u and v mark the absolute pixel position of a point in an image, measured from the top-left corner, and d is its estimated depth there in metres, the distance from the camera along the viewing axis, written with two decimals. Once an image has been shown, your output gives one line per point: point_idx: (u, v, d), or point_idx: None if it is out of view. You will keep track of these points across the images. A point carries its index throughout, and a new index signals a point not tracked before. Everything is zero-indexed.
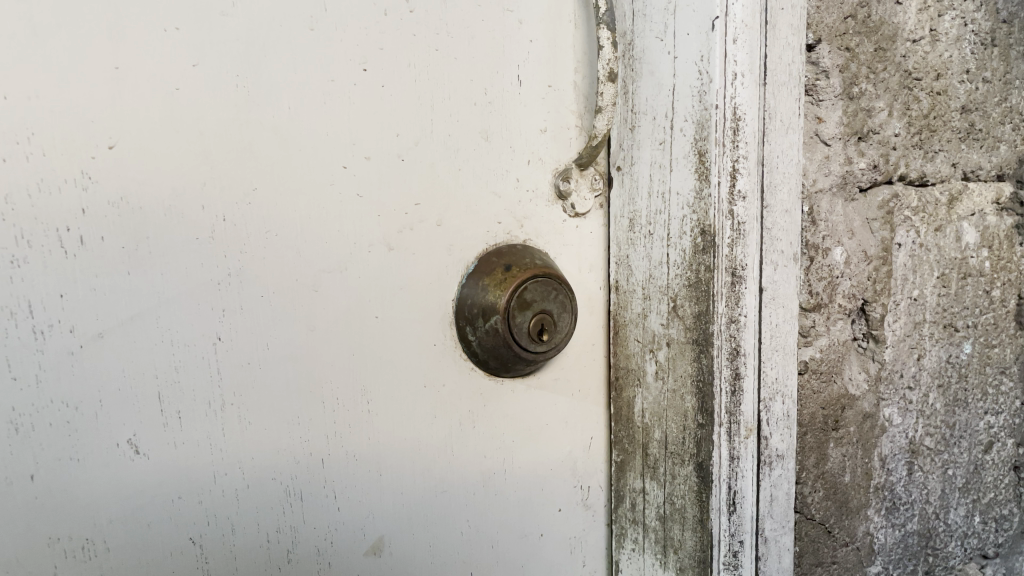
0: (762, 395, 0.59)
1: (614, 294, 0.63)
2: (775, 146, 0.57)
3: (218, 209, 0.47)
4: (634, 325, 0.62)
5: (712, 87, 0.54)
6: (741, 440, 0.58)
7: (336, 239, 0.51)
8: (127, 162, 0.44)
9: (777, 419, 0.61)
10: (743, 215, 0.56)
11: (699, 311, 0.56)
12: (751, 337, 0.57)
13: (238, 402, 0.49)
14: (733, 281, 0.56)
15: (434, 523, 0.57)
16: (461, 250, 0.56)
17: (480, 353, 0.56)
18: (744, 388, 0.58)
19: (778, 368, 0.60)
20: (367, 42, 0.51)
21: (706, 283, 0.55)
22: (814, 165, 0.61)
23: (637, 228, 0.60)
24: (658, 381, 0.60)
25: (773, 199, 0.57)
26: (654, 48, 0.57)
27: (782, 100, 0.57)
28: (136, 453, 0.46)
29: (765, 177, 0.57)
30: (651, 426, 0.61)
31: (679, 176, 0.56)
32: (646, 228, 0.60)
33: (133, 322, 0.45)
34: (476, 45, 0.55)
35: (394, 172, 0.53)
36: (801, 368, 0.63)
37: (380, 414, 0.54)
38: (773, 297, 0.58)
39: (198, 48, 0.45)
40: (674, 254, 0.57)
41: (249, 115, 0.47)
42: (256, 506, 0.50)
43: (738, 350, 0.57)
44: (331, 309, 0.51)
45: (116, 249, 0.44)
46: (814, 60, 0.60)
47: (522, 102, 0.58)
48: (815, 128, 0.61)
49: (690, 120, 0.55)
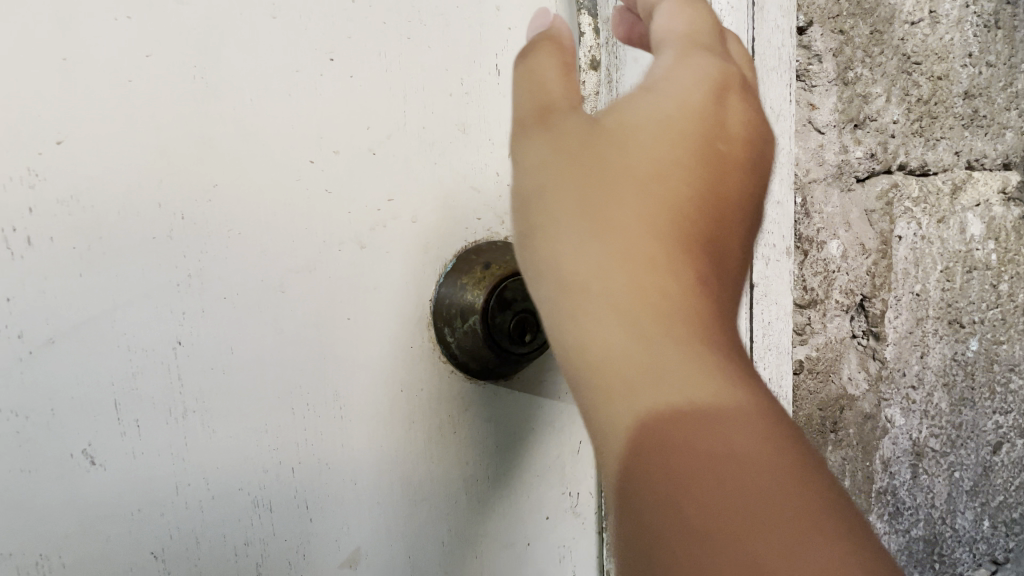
0: None
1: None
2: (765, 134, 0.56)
3: (176, 207, 0.45)
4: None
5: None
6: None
7: (303, 238, 0.49)
8: (77, 159, 0.42)
9: None
10: None
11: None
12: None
13: (202, 409, 0.46)
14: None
15: (412, 535, 0.55)
16: (438, 248, 0.54)
17: (459, 356, 0.54)
18: None
19: (772, 368, 0.59)
20: (334, 31, 0.48)
21: None
22: (807, 154, 0.61)
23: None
24: None
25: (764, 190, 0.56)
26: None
27: (771, 86, 0.56)
28: (93, 463, 0.44)
29: None
30: None
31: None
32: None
33: (87, 326, 0.43)
34: (452, 33, 0.53)
35: (365, 167, 0.50)
36: (797, 367, 0.63)
37: (355, 421, 0.52)
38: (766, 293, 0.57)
39: (152, 38, 0.43)
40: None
41: (208, 108, 0.45)
42: (223, 518, 0.48)
43: None
44: (301, 311, 0.49)
45: (67, 250, 0.42)
46: (806, 43, 0.60)
47: (501, 93, 0.56)
48: (809, 116, 0.61)
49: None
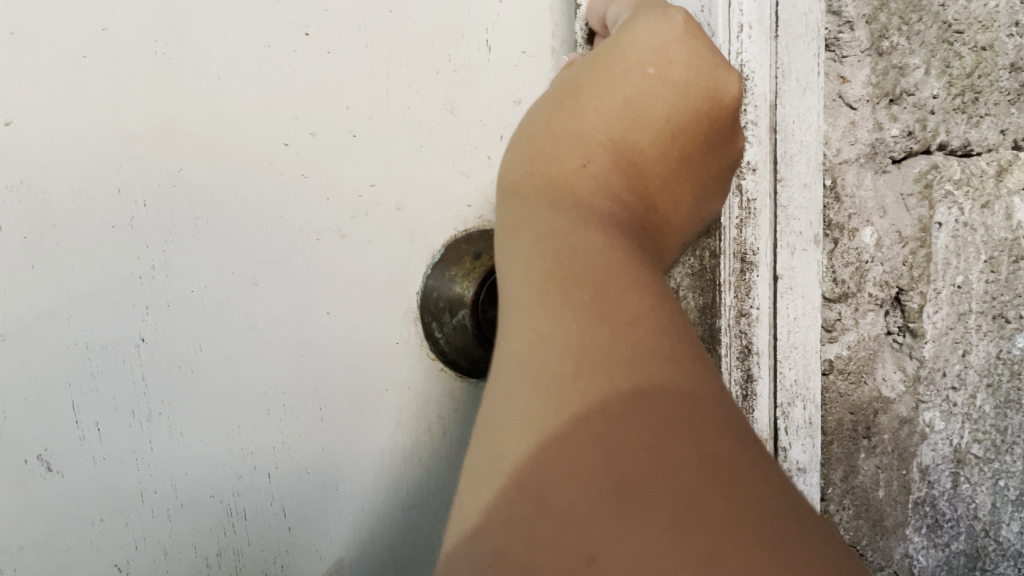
0: (779, 399, 0.58)
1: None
2: (791, 109, 0.54)
3: (138, 193, 0.41)
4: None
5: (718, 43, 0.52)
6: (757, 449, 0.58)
7: (278, 226, 0.45)
8: (29, 143, 0.39)
9: (797, 426, 0.59)
10: (753, 192, 0.54)
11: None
12: (768, 379, 0.57)
13: (169, 411, 0.43)
14: (745, 266, 0.54)
15: (401, 541, 0.51)
16: (425, 238, 0.49)
17: (449, 354, 0.50)
18: (757, 389, 0.57)
19: (797, 368, 0.58)
20: (308, 2, 0.44)
21: (713, 272, 0.54)
22: (836, 132, 0.57)
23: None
24: None
25: (789, 171, 0.55)
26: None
27: (797, 56, 0.54)
28: (49, 470, 0.41)
29: (778, 145, 0.54)
30: None
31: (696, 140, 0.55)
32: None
33: (41, 323, 0.40)
34: (438, 3, 0.46)
35: (344, 151, 0.46)
36: (824, 368, 0.60)
37: (336, 423, 0.48)
38: (790, 287, 0.56)
39: (109, 11, 0.40)
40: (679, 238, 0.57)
41: (172, 87, 0.42)
42: (193, 528, 0.45)
43: (750, 347, 0.56)
44: (272, 306, 0.45)
45: (18, 240, 0.39)
46: (836, 9, 0.55)
47: (492, 70, 0.49)
48: (838, 90, 0.57)
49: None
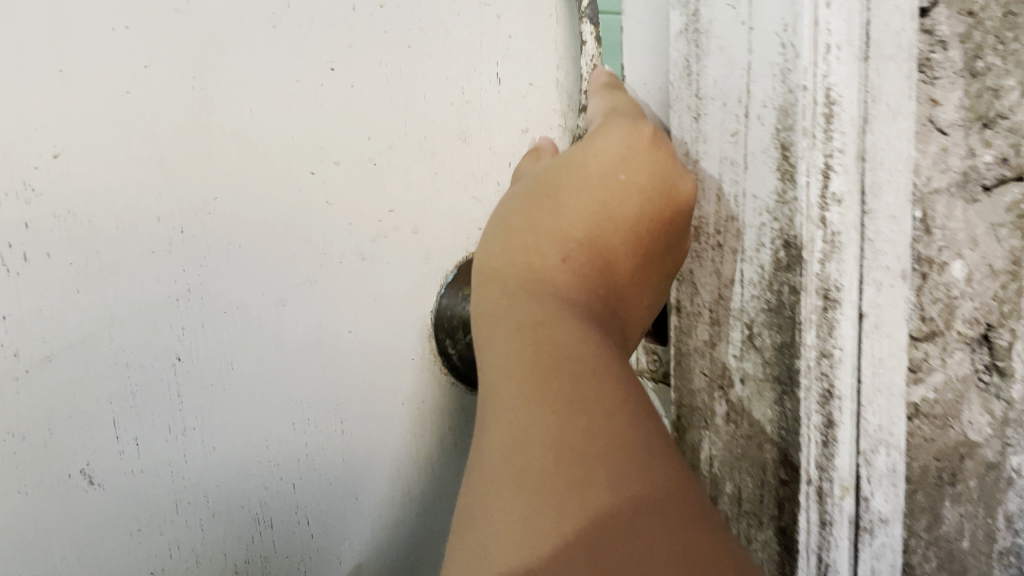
0: (862, 446, 0.50)
1: (677, 315, 0.56)
2: (881, 137, 0.45)
3: (174, 220, 0.43)
4: (694, 359, 0.56)
5: (798, 63, 0.42)
6: (836, 502, 0.50)
7: (306, 250, 0.47)
8: (73, 171, 0.41)
9: (881, 476, 0.51)
10: (838, 224, 0.45)
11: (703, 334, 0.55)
12: (851, 431, 0.48)
13: (202, 427, 0.45)
14: (827, 305, 0.46)
15: (412, 542, 0.55)
16: (437, 258, 0.53)
17: (461, 367, 0.55)
18: (839, 439, 0.49)
19: (883, 415, 0.50)
20: (335, 40, 0.46)
21: (790, 307, 0.47)
22: (928, 158, 0.49)
23: (705, 234, 0.52)
24: (729, 424, 0.54)
25: (877, 204, 0.46)
26: (724, 18, 0.46)
27: (889, 78, 0.45)
28: (90, 483, 0.43)
29: (867, 176, 0.45)
30: (725, 475, 0.56)
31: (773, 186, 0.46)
32: (697, 250, 0.54)
33: (83, 344, 0.42)
34: (452, 43, 0.50)
35: (365, 178, 0.48)
36: (911, 412, 0.53)
37: (354, 431, 0.51)
38: (877, 325, 0.47)
39: (150, 48, 0.42)
40: (746, 265, 0.49)
41: (207, 119, 0.43)
42: (221, 536, 0.47)
43: (830, 393, 0.48)
44: (299, 325, 0.47)
45: (63, 266, 0.42)
46: (927, 27, 0.48)
47: (501, 101, 0.53)
48: (929, 113, 0.49)
49: (770, 105, 0.45)
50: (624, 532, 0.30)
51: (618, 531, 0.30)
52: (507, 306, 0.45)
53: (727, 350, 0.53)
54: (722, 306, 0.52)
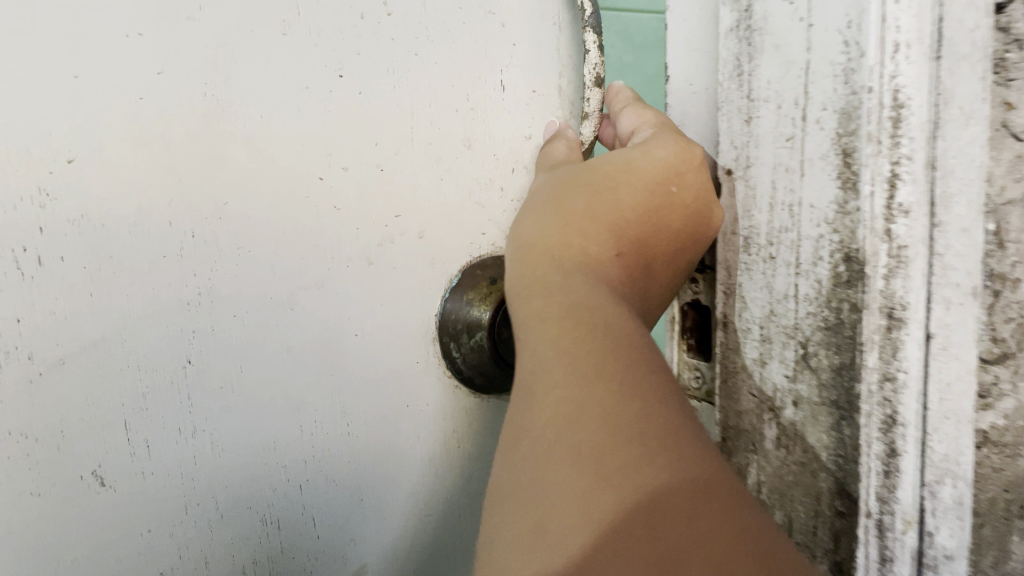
0: (925, 476, 0.42)
1: (723, 331, 0.52)
2: (951, 146, 0.39)
3: (185, 225, 0.43)
4: (743, 377, 0.51)
5: (863, 63, 0.39)
6: (899, 539, 0.43)
7: (314, 254, 0.48)
8: (89, 178, 0.41)
9: (946, 509, 0.42)
10: (904, 237, 0.40)
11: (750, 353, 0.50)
12: (918, 461, 0.42)
13: (211, 429, 0.46)
14: (892, 325, 0.41)
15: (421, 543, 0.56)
16: (444, 265, 0.54)
17: (466, 370, 0.55)
18: (901, 470, 0.42)
19: (949, 444, 0.41)
20: (343, 47, 0.46)
21: (851, 324, 0.42)
22: (1003, 168, 0.38)
23: (754, 247, 0.48)
24: (778, 450, 0.49)
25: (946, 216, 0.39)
26: (781, 14, 0.43)
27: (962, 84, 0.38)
28: (102, 485, 0.43)
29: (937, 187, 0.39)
30: (773, 505, 0.51)
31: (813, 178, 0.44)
32: (745, 261, 0.49)
33: (95, 347, 0.42)
34: (459, 50, 0.51)
35: (372, 183, 0.49)
36: (976, 441, 0.41)
37: (360, 434, 0.52)
38: (944, 348, 0.40)
39: (162, 53, 0.41)
40: (801, 282, 0.45)
41: (217, 125, 0.43)
42: (230, 537, 0.48)
43: (893, 420, 0.42)
44: (307, 328, 0.48)
45: (77, 269, 0.42)
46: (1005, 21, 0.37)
47: (505, 109, 0.54)
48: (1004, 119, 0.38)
49: (831, 108, 0.41)
50: (682, 511, 0.29)
51: (678, 510, 0.29)
52: (561, 285, 0.39)
53: (781, 369, 0.47)
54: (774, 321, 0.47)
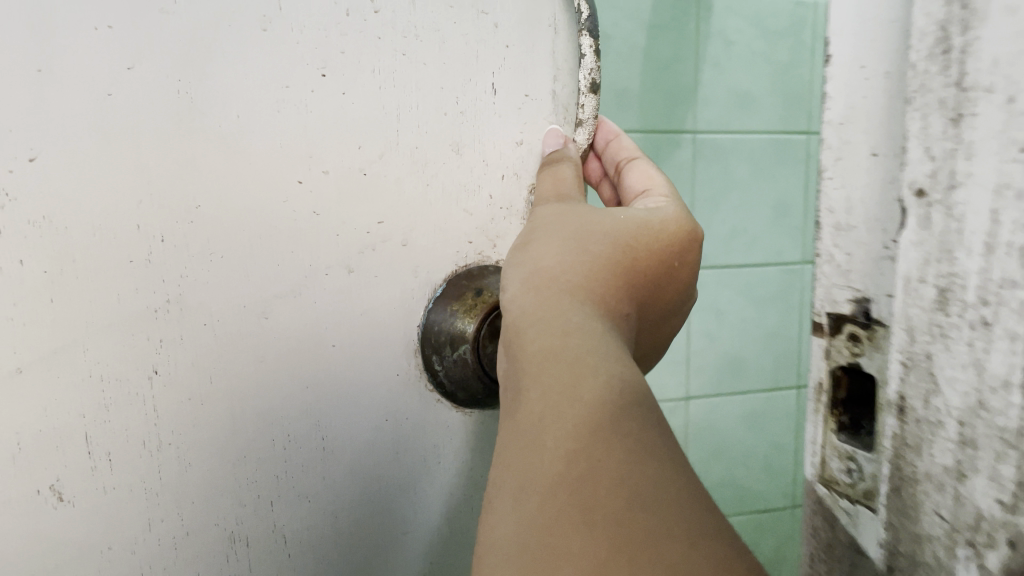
0: None
1: (897, 420, 0.22)
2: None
3: (155, 228, 0.42)
4: (923, 494, 0.22)
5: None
6: None
7: (288, 261, 0.46)
8: (53, 177, 0.40)
9: None
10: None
11: (867, 464, 0.26)
12: None
13: (177, 442, 0.45)
14: None
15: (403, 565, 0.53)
16: (428, 272, 0.50)
17: (447, 385, 0.51)
18: None
19: None
20: (326, 45, 0.45)
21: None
22: None
23: (955, 306, 0.20)
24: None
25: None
26: None
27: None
28: (60, 500, 0.43)
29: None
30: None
31: (868, 270, 0.25)
32: (934, 320, 0.20)
33: (57, 354, 0.42)
34: (448, 51, 0.48)
35: (355, 190, 0.47)
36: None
37: (335, 451, 0.49)
38: None
39: (134, 50, 0.40)
40: (939, 351, 0.20)
41: (191, 125, 0.42)
42: (195, 556, 0.46)
43: None
44: (283, 337, 0.47)
45: (38, 274, 0.41)
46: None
47: (496, 113, 0.50)
48: None
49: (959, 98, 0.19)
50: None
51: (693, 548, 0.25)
52: (551, 253, 0.40)
53: (937, 510, 0.21)
54: (910, 417, 0.22)
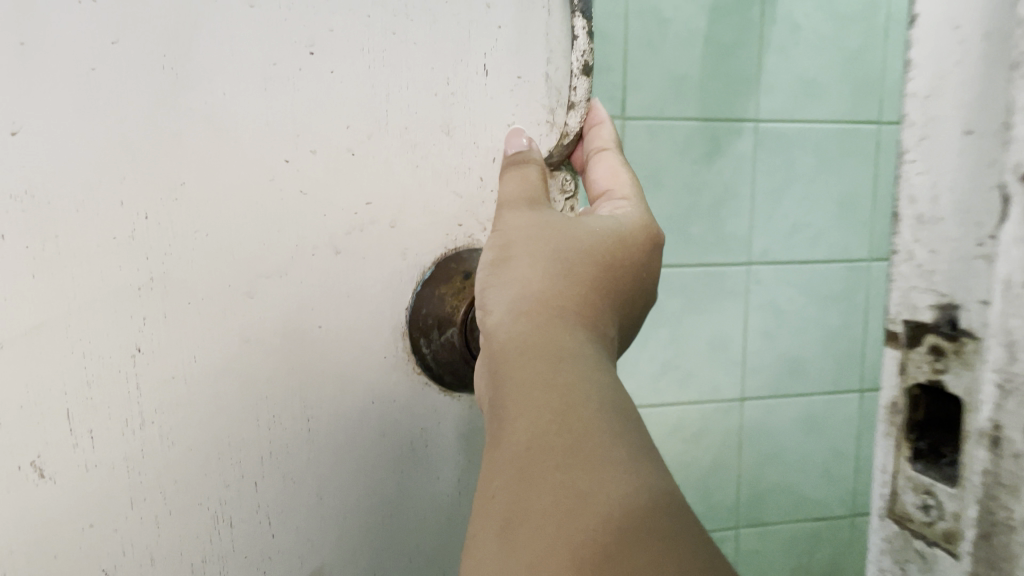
0: None
1: (990, 455, 0.18)
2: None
3: (139, 205, 0.42)
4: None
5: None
6: None
7: (274, 241, 0.46)
8: (33, 152, 0.40)
9: None
10: None
11: (951, 501, 0.22)
12: None
13: (160, 420, 0.45)
14: None
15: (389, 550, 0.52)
16: (417, 254, 0.50)
17: (434, 367, 0.51)
18: None
19: None
20: (315, 23, 0.44)
21: None
22: None
23: None
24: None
25: None
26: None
27: None
28: (40, 477, 0.43)
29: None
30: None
31: (955, 271, 0.21)
32: None
33: (39, 331, 0.41)
34: (440, 31, 0.47)
35: (343, 169, 0.47)
36: None
37: (320, 432, 0.49)
38: None
39: (118, 25, 0.40)
40: None
41: (176, 101, 0.42)
42: (178, 535, 0.46)
43: None
44: (269, 316, 0.46)
45: (18, 249, 0.40)
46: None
47: (488, 95, 0.49)
48: None
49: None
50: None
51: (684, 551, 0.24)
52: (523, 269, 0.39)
53: None
54: (1007, 453, 0.18)
